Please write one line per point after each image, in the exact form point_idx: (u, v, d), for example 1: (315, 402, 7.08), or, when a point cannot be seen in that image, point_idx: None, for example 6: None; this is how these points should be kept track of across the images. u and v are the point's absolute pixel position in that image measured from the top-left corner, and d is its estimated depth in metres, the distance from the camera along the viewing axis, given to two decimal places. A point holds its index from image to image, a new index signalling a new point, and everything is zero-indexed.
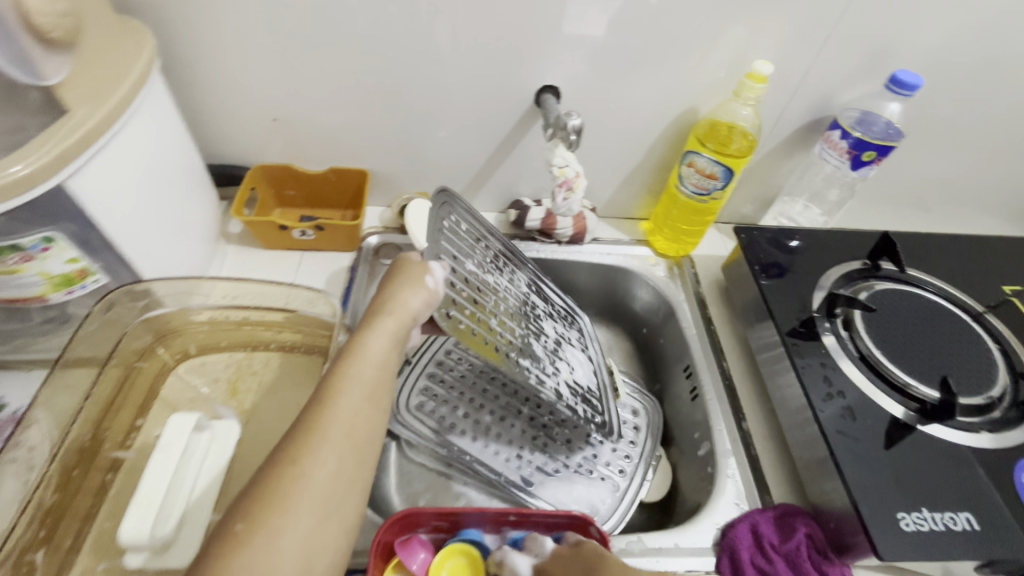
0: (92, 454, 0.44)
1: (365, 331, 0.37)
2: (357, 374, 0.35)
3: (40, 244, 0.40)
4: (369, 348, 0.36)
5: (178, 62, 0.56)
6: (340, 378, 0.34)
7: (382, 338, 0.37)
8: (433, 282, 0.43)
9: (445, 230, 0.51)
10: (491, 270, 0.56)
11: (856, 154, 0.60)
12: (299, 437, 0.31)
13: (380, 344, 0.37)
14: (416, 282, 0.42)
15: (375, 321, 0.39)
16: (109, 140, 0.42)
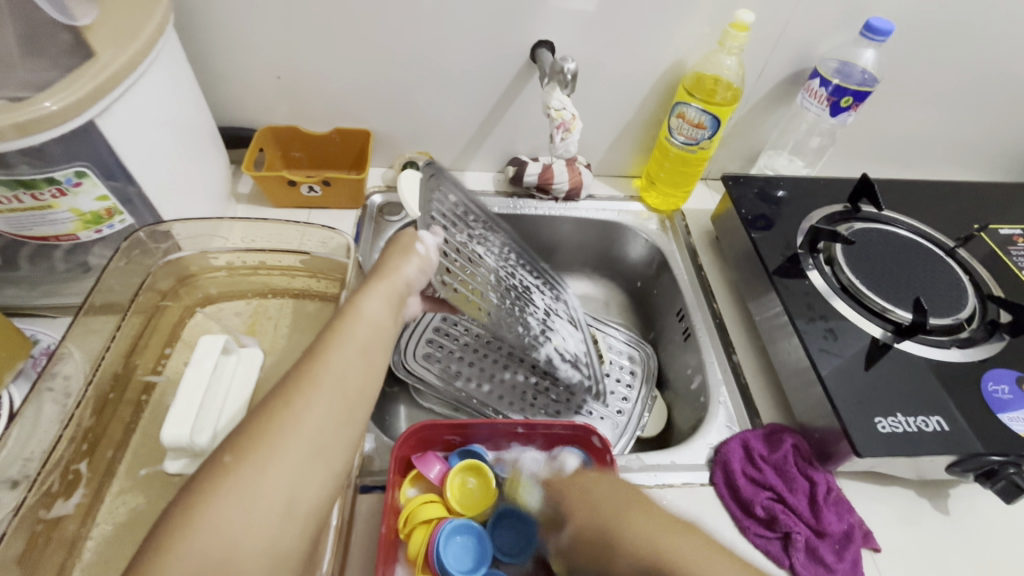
0: (125, 382, 0.47)
1: (361, 295, 0.37)
2: (349, 333, 0.34)
3: (73, 178, 0.42)
4: (365, 312, 0.35)
5: (186, 22, 0.59)
6: (335, 334, 0.33)
7: (377, 301, 0.37)
8: (425, 248, 0.42)
9: (434, 204, 0.51)
10: (478, 244, 0.57)
11: (834, 101, 0.63)
12: (288, 385, 0.30)
13: (375, 306, 0.36)
14: (408, 251, 0.41)
15: (369, 285, 0.38)
16: (132, 83, 0.44)
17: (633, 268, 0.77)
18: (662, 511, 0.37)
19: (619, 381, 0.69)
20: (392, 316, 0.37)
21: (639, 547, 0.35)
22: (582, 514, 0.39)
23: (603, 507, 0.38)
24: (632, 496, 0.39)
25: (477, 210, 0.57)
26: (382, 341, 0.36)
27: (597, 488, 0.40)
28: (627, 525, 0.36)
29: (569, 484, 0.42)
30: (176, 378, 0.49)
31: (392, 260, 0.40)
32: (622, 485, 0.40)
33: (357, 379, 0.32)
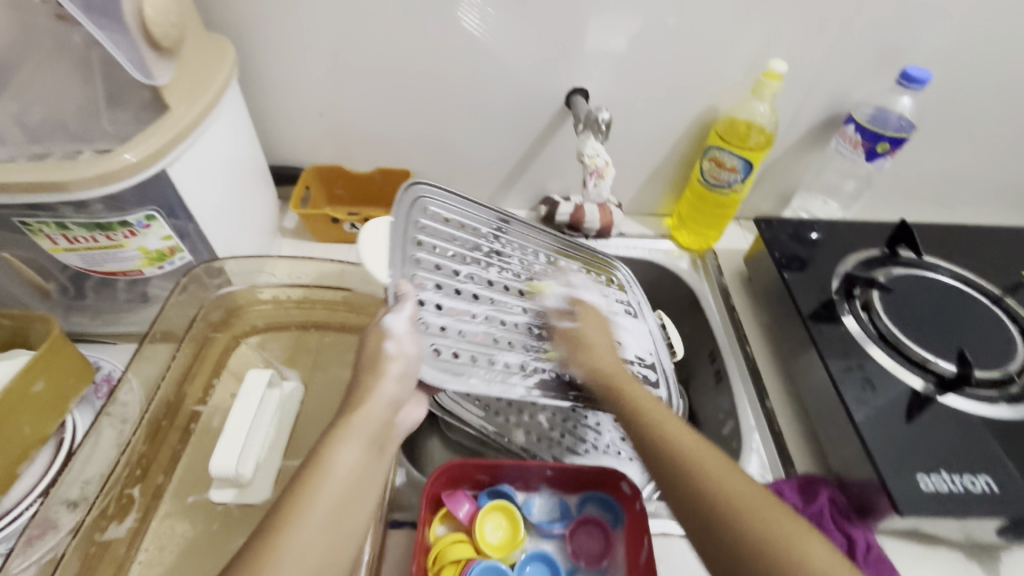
0: (176, 409, 0.49)
1: (329, 444, 0.36)
2: (316, 499, 0.33)
3: (143, 221, 0.46)
4: (335, 464, 0.34)
5: (247, 72, 0.64)
6: (294, 503, 0.33)
7: (348, 451, 0.35)
8: (395, 346, 0.39)
9: (418, 235, 0.47)
10: (490, 257, 0.51)
11: (869, 146, 0.64)
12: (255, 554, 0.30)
13: (347, 457, 0.35)
14: (378, 365, 0.39)
15: (341, 427, 0.36)
16: (200, 134, 0.48)
17: (664, 306, 0.77)
18: (716, 450, 0.40)
19: None
20: (370, 462, 0.36)
21: (719, 484, 0.38)
22: (585, 354, 0.48)
23: (686, 445, 0.40)
24: (615, 359, 0.48)
25: (478, 224, 0.52)
26: (360, 491, 0.35)
27: (592, 322, 0.51)
28: (671, 446, 0.40)
29: (584, 326, 0.50)
30: (221, 407, 0.51)
31: (365, 388, 0.38)
32: (609, 334, 0.51)
33: (325, 555, 0.32)
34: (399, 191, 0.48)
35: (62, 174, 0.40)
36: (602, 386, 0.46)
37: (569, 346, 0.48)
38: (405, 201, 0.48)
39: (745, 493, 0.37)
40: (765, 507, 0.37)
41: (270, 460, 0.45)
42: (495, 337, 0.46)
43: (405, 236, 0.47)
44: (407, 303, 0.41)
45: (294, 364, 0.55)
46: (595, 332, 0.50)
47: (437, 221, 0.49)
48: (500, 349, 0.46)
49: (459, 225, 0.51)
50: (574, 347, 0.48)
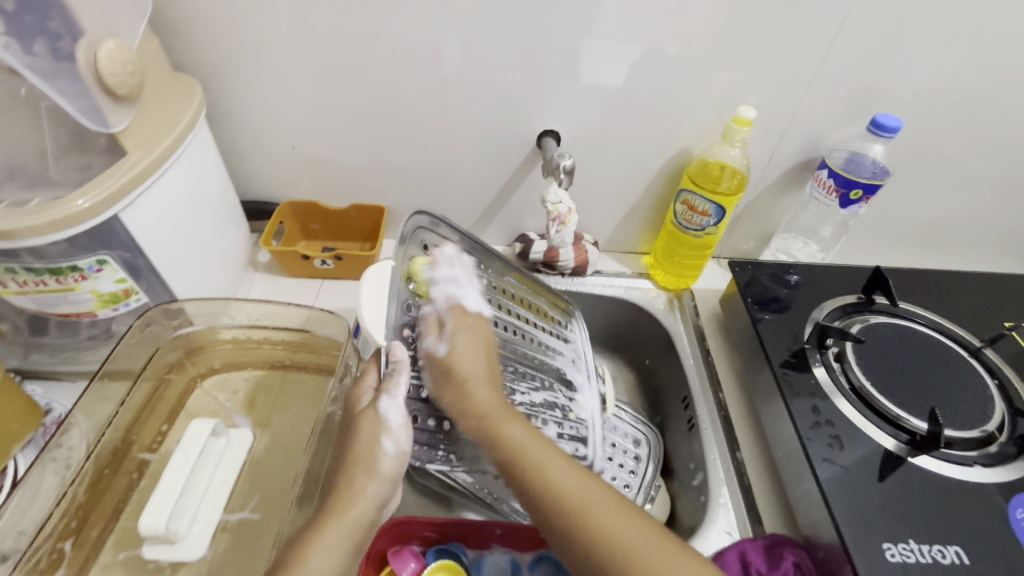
0: (122, 456, 0.49)
1: (312, 544, 0.38)
2: None
3: (94, 266, 0.46)
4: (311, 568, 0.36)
5: (222, 111, 0.64)
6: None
7: (327, 554, 0.37)
8: (393, 440, 0.41)
9: (413, 281, 0.49)
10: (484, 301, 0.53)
11: (843, 192, 0.63)
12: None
13: (322, 562, 0.37)
14: (373, 455, 0.41)
15: (325, 527, 0.38)
16: (159, 177, 0.48)
17: (641, 346, 0.76)
18: (624, 507, 0.41)
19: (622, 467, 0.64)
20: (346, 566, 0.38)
21: (569, 494, 0.41)
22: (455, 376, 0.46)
23: (528, 444, 0.44)
24: (490, 377, 0.47)
25: (480, 263, 0.54)
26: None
27: (465, 344, 0.47)
28: (547, 472, 0.42)
29: (458, 340, 0.47)
30: (169, 455, 0.50)
31: (350, 488, 0.40)
32: (490, 344, 0.49)
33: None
34: (401, 222, 0.49)
35: (10, 222, 0.40)
36: (449, 385, 0.45)
37: (445, 338, 0.46)
38: (412, 238, 0.50)
39: (599, 503, 0.40)
40: (614, 516, 0.40)
41: (210, 513, 0.45)
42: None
43: (400, 275, 0.48)
44: (400, 376, 0.43)
45: (249, 410, 0.54)
46: (468, 352, 0.47)
47: (435, 260, 0.50)
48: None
49: (469, 269, 0.53)
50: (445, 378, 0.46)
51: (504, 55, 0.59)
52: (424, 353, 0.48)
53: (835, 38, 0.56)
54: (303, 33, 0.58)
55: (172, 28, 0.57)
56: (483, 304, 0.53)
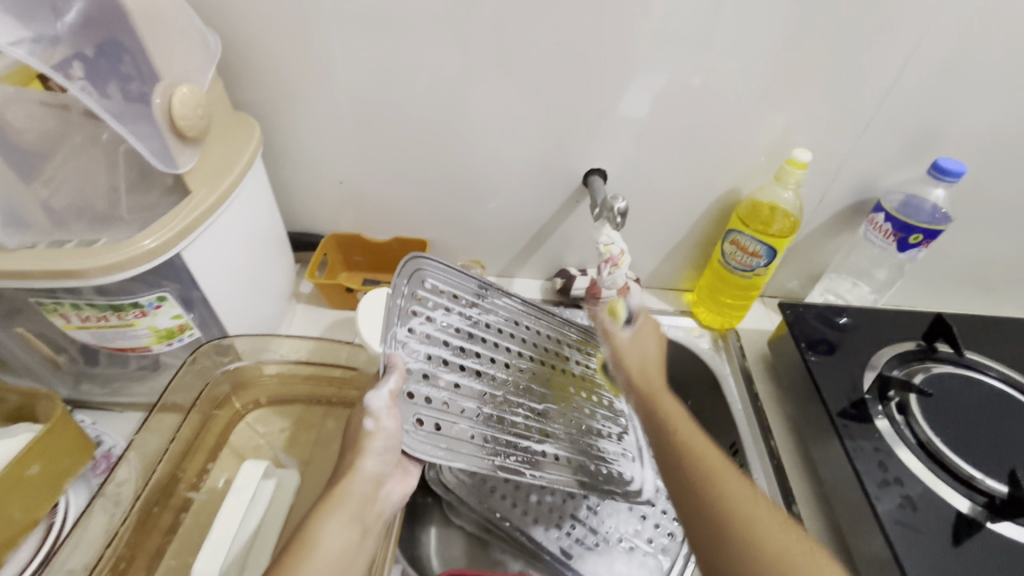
0: (169, 493, 0.49)
1: (320, 518, 0.38)
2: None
3: (154, 302, 0.46)
4: (323, 541, 0.36)
5: (273, 146, 0.66)
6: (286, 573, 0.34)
7: (335, 526, 0.37)
8: (372, 424, 0.42)
9: (419, 306, 0.48)
10: (484, 326, 0.52)
11: (901, 236, 0.61)
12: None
13: (333, 533, 0.37)
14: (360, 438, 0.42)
15: (328, 506, 0.39)
16: (218, 216, 0.49)
17: (681, 387, 0.74)
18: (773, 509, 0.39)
19: (665, 513, 0.64)
20: (356, 536, 0.38)
21: (740, 517, 0.38)
22: (636, 346, 0.53)
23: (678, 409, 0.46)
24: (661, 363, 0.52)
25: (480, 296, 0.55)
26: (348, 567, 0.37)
27: (645, 330, 0.55)
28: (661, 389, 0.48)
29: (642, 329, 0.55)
30: (216, 492, 0.51)
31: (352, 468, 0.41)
32: (662, 339, 0.55)
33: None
34: (402, 261, 0.48)
35: (79, 262, 0.41)
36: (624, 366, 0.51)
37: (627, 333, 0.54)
38: (410, 267, 0.49)
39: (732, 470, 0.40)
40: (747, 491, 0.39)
41: (259, 558, 0.44)
42: (472, 407, 0.47)
43: (409, 300, 0.48)
44: (395, 375, 0.43)
45: (293, 448, 0.55)
46: (646, 337, 0.54)
47: (435, 295, 0.50)
48: (489, 426, 0.47)
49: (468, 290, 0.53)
50: (619, 339, 0.54)
51: (557, 94, 0.59)
52: (427, 364, 0.46)
53: (896, 80, 0.55)
54: (359, 72, 0.59)
55: (233, 69, 0.58)
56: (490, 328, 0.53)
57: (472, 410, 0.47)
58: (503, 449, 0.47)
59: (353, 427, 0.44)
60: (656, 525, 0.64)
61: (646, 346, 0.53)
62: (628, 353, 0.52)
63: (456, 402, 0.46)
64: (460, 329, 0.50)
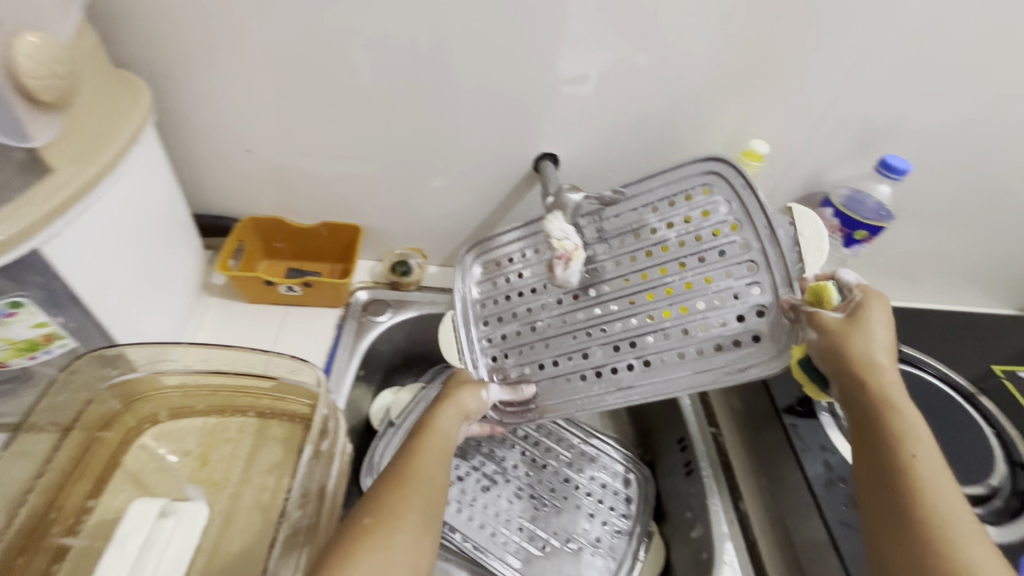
0: (39, 537, 0.41)
1: (437, 416, 0.47)
2: (434, 449, 0.44)
3: (6, 308, 0.38)
4: (444, 429, 0.46)
5: (174, 114, 0.56)
6: (428, 444, 0.44)
7: (450, 421, 0.47)
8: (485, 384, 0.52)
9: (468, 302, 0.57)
10: (516, 284, 0.55)
11: (847, 232, 0.64)
12: (401, 487, 0.39)
13: (448, 424, 0.47)
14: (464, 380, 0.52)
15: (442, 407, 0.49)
16: (95, 200, 0.40)
17: None
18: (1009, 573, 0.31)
19: (613, 510, 0.62)
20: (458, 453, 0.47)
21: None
22: (857, 331, 0.40)
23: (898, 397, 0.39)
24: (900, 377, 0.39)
25: (507, 250, 0.56)
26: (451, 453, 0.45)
27: (880, 330, 0.40)
28: (880, 377, 0.39)
29: (862, 307, 0.41)
30: (100, 534, 0.43)
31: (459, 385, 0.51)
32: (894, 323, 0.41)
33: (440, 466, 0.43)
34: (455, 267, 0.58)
35: None
36: (837, 360, 0.40)
37: (849, 331, 0.40)
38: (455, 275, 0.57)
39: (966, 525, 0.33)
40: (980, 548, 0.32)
41: None
42: (549, 363, 0.52)
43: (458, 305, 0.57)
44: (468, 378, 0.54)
45: (204, 469, 0.48)
46: (875, 323, 0.40)
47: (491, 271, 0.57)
48: (564, 372, 0.51)
49: (499, 257, 0.56)
50: (837, 340, 0.40)
51: (506, 71, 0.53)
52: (501, 344, 0.55)
53: (851, 76, 0.54)
54: (277, 33, 0.50)
55: (114, 18, 0.48)
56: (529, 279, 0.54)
57: (550, 362, 0.52)
58: (593, 378, 0.50)
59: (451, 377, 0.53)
60: (605, 523, 0.61)
61: (873, 334, 0.40)
62: (846, 345, 0.40)
63: (525, 367, 0.53)
64: (514, 296, 0.55)
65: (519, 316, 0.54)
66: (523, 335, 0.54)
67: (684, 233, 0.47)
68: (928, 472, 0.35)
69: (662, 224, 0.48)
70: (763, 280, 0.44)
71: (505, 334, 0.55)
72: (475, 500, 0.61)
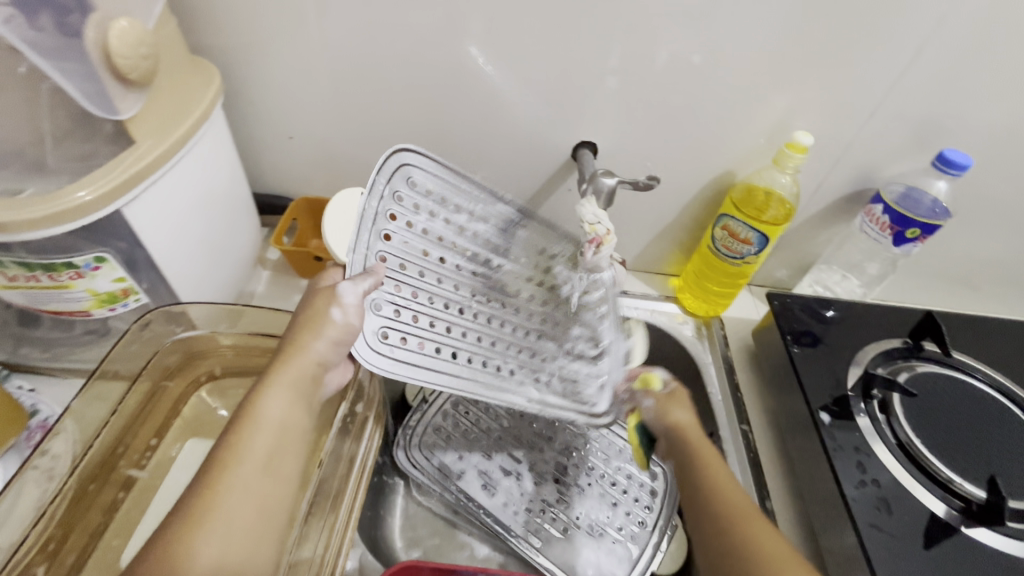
0: (110, 468, 0.46)
1: (261, 394, 0.36)
2: (253, 450, 0.34)
3: (92, 263, 0.42)
4: (267, 413, 0.36)
5: (239, 98, 0.60)
6: (240, 449, 0.34)
7: (280, 398, 0.37)
8: (341, 314, 0.40)
9: (392, 208, 0.46)
10: (437, 230, 0.49)
11: (898, 230, 0.60)
12: (189, 516, 0.31)
13: (276, 404, 0.36)
14: (316, 323, 0.40)
15: (275, 376, 0.37)
16: (168, 170, 0.45)
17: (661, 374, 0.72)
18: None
19: (637, 502, 0.62)
20: (302, 414, 0.37)
21: None
22: (676, 403, 0.48)
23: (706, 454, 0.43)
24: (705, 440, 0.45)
25: (449, 194, 0.50)
26: (292, 438, 0.37)
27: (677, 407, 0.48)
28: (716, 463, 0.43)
29: (674, 396, 0.49)
30: (160, 472, 0.48)
31: (298, 341, 0.39)
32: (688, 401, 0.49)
33: (267, 470, 0.34)
34: (380, 158, 0.45)
35: (4, 213, 0.36)
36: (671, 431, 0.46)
37: (674, 406, 0.48)
38: (387, 167, 0.46)
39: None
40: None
41: None
42: (428, 319, 0.48)
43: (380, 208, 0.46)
44: (372, 279, 0.42)
45: None
46: (682, 405, 0.48)
47: (416, 197, 0.48)
48: (444, 338, 0.48)
49: (434, 190, 0.49)
50: (663, 404, 0.48)
51: (546, 60, 0.54)
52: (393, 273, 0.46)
53: (908, 65, 0.52)
54: (337, 22, 0.53)
55: (191, 9, 0.53)
56: (449, 236, 0.50)
57: (432, 322, 0.48)
58: (459, 362, 0.49)
59: (305, 306, 0.41)
60: (628, 513, 0.61)
61: (684, 407, 0.48)
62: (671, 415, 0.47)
63: (414, 311, 0.47)
64: (430, 237, 0.49)
65: (423, 259, 0.48)
66: (426, 282, 0.48)
67: (565, 282, 0.56)
68: (780, 566, 0.35)
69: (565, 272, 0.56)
70: (603, 364, 0.57)
71: (412, 269, 0.47)
72: (500, 480, 0.62)
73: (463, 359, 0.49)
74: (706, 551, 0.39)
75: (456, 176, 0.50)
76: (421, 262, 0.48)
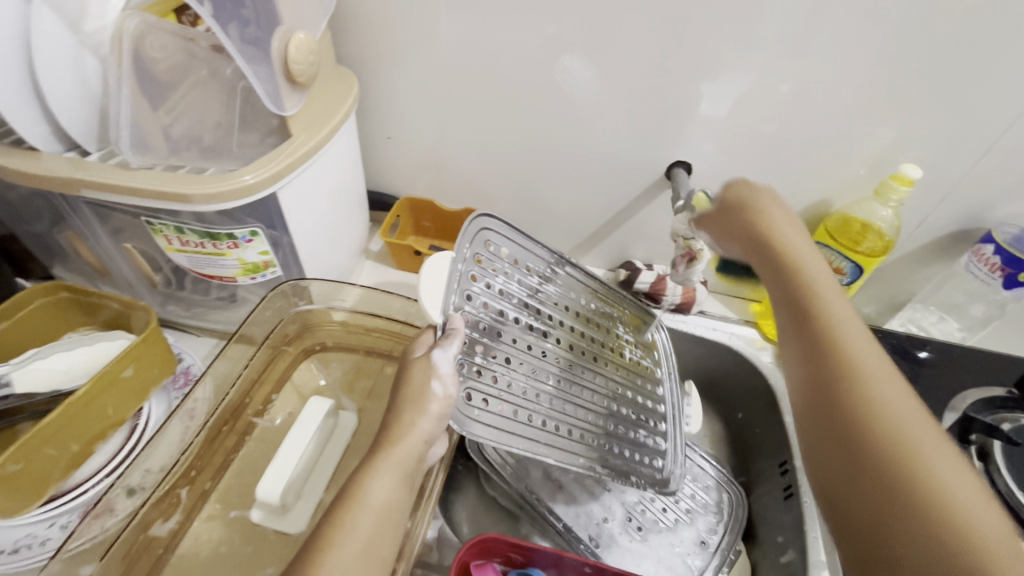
0: (237, 416, 0.52)
1: (367, 470, 0.38)
2: (355, 525, 0.36)
3: (247, 235, 0.49)
4: (369, 493, 0.37)
5: (364, 104, 0.68)
6: (341, 525, 0.35)
7: (384, 478, 0.38)
8: (440, 388, 0.41)
9: (476, 270, 0.48)
10: (516, 292, 0.51)
11: (1010, 273, 0.59)
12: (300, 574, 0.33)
13: (380, 486, 0.37)
14: (421, 402, 0.40)
15: (381, 454, 0.39)
16: (313, 163, 0.51)
17: (735, 398, 0.72)
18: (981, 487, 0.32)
19: (703, 523, 0.61)
20: (404, 493, 0.38)
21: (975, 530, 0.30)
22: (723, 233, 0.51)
23: (873, 371, 0.37)
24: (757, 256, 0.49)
25: (522, 261, 0.52)
26: (392, 521, 0.37)
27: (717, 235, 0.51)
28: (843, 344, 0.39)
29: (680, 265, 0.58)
30: (275, 425, 0.54)
31: (401, 419, 0.40)
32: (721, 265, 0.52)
33: (373, 537, 0.36)
34: (465, 224, 0.47)
35: (190, 187, 0.43)
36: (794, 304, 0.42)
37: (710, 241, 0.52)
38: (470, 231, 0.47)
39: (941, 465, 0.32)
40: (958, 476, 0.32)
41: (313, 489, 0.48)
42: (506, 379, 0.47)
43: (466, 261, 0.47)
44: (456, 340, 0.43)
45: (351, 393, 0.57)
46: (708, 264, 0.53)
47: (493, 259, 0.49)
48: (525, 399, 0.48)
49: (509, 256, 0.51)
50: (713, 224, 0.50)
51: (650, 82, 0.57)
52: (480, 334, 0.46)
53: None
54: (463, 42, 0.59)
55: (337, 24, 0.60)
56: (527, 299, 0.52)
57: (510, 380, 0.48)
58: (550, 430, 0.49)
59: (404, 379, 0.42)
60: (693, 531, 0.61)
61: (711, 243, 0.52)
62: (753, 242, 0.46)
63: (493, 370, 0.47)
64: (509, 300, 0.50)
65: (504, 320, 0.49)
66: (502, 341, 0.48)
67: (615, 344, 0.59)
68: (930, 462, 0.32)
69: (626, 343, 0.60)
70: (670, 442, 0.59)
71: (493, 328, 0.48)
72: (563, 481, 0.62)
73: (552, 426, 0.49)
74: (852, 524, 0.34)
75: (528, 241, 0.53)
76: (504, 321, 0.49)
